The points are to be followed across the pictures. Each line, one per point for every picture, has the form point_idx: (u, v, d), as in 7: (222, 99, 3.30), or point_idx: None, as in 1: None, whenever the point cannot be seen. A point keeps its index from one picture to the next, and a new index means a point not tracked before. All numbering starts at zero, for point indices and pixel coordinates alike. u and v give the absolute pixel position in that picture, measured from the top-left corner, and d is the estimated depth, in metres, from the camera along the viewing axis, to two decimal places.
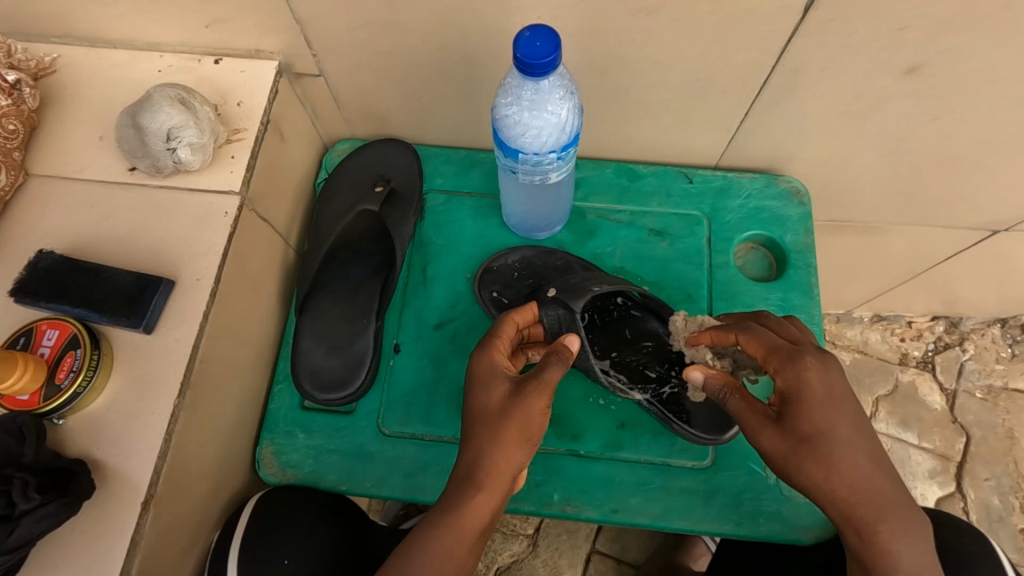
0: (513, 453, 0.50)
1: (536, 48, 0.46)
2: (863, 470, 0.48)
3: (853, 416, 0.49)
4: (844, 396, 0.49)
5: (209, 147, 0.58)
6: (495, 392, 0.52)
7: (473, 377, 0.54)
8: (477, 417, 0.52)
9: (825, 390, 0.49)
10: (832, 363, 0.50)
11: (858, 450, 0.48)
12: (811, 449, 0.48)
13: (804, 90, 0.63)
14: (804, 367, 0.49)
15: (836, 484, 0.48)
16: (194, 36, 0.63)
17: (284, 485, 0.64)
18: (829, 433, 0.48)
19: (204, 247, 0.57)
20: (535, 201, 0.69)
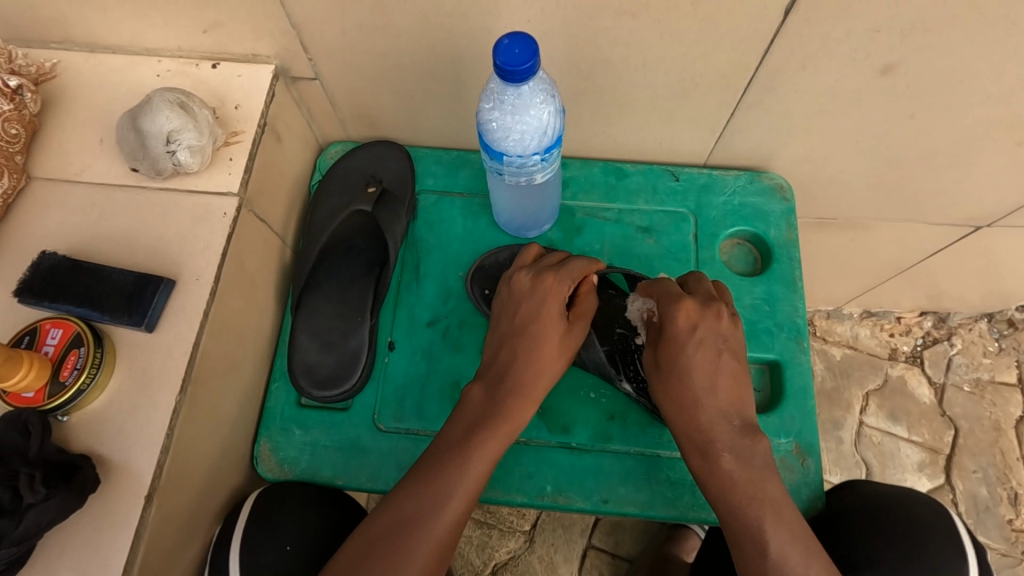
0: (513, 407, 0.59)
1: (515, 55, 0.48)
2: (727, 408, 0.59)
3: (710, 354, 0.60)
4: (714, 340, 0.61)
5: (208, 149, 0.59)
6: (559, 290, 0.62)
7: (554, 274, 0.62)
8: (542, 308, 0.61)
9: (684, 328, 0.61)
10: (713, 312, 0.61)
11: (702, 379, 0.60)
12: (671, 370, 0.61)
13: (787, 90, 0.65)
14: (682, 305, 0.61)
15: (699, 417, 0.59)
16: (192, 41, 0.65)
17: (281, 481, 0.65)
18: (676, 360, 0.61)
19: (203, 246, 0.58)
20: (525, 199, 0.70)
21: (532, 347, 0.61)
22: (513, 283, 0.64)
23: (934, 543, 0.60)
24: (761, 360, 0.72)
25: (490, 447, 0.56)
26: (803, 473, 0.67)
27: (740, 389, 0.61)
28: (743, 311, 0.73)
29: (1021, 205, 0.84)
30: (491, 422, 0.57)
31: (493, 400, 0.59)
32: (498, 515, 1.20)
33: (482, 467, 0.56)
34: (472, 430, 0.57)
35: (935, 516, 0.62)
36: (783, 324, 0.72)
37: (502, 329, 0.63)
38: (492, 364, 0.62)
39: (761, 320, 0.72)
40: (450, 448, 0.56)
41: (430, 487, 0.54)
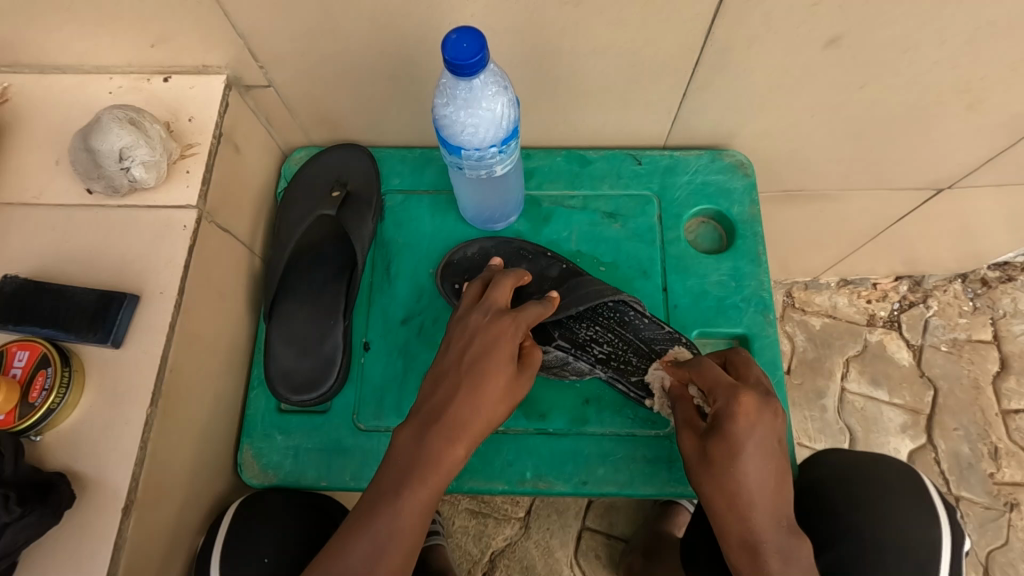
0: (441, 454, 0.56)
1: (464, 49, 0.48)
2: (774, 510, 0.54)
3: (764, 450, 0.54)
4: (770, 439, 0.55)
5: (162, 164, 0.59)
6: (511, 332, 0.60)
7: (508, 318, 0.60)
8: (493, 348, 0.59)
9: (744, 425, 0.54)
10: (771, 411, 0.55)
11: (755, 476, 0.54)
12: (720, 474, 0.54)
13: (736, 68, 0.66)
14: (739, 403, 0.55)
15: (741, 503, 0.54)
16: (141, 56, 0.65)
17: (266, 486, 0.66)
18: (730, 462, 0.54)
19: (165, 260, 0.58)
20: (487, 193, 0.71)
21: (474, 390, 0.57)
22: (467, 322, 0.61)
23: (888, 499, 0.63)
24: (729, 335, 0.73)
25: (417, 499, 0.54)
26: None
27: (782, 487, 0.55)
28: (710, 288, 0.74)
29: (978, 165, 0.86)
30: (419, 470, 0.55)
31: (420, 446, 0.56)
32: (492, 504, 1.22)
33: (412, 518, 0.54)
34: (404, 480, 0.55)
35: (903, 484, 0.64)
36: (750, 298, 0.73)
37: (447, 365, 0.59)
38: (426, 405, 0.58)
39: (729, 295, 0.74)
40: (380, 501, 0.55)
41: (363, 542, 0.53)
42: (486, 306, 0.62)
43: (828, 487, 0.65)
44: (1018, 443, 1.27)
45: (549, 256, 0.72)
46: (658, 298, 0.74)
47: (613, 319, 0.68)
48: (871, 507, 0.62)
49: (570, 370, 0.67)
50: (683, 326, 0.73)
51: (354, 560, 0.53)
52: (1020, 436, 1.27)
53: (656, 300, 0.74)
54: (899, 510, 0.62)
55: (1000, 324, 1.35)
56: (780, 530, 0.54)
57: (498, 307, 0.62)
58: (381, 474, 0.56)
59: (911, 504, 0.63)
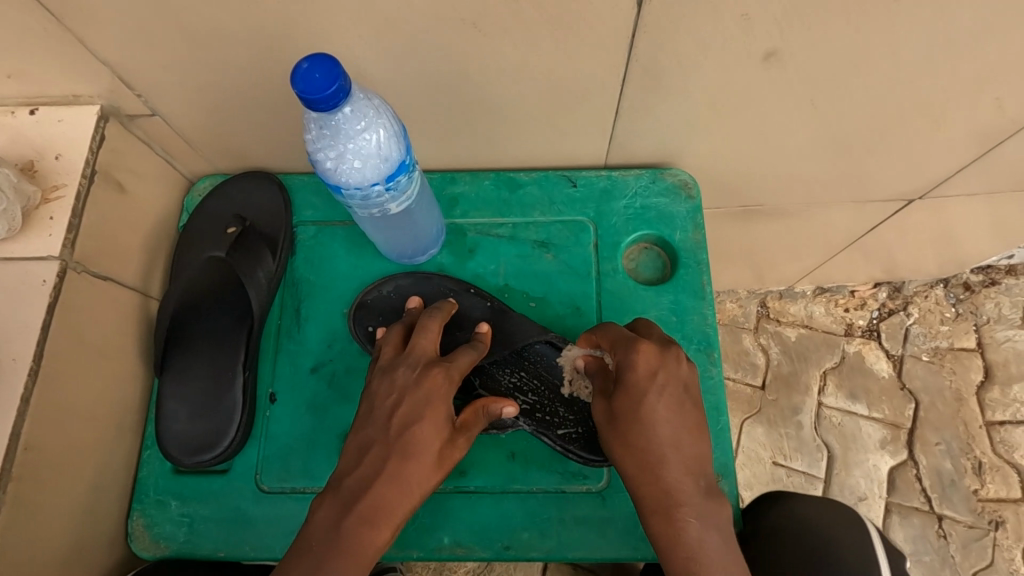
0: (362, 537, 0.47)
1: (315, 81, 0.41)
2: (696, 467, 0.52)
3: (672, 401, 0.53)
4: (672, 386, 0.54)
5: (15, 211, 0.53)
6: (443, 390, 0.53)
7: (441, 370, 0.54)
8: (425, 410, 0.52)
9: (643, 373, 0.53)
10: (673, 356, 0.55)
11: (664, 433, 0.52)
12: (632, 434, 0.52)
13: (667, 85, 0.59)
14: (639, 348, 0.54)
15: (666, 474, 0.51)
16: (0, 88, 0.58)
17: (158, 559, 0.60)
18: (637, 410, 0.53)
19: (20, 322, 0.52)
20: (398, 236, 0.64)
21: (403, 457, 0.50)
22: (395, 377, 0.54)
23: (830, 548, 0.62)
24: None
25: None
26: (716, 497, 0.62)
27: (700, 442, 0.54)
28: None
29: (948, 175, 0.79)
30: (337, 558, 0.46)
31: (339, 527, 0.47)
32: None
33: None
34: (315, 572, 0.45)
35: (847, 532, 0.63)
36: (693, 335, 0.67)
37: (373, 432, 0.52)
38: (347, 477, 0.50)
39: (668, 332, 0.67)
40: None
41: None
42: (415, 359, 0.54)
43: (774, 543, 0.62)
44: (1003, 457, 1.21)
45: (473, 293, 0.66)
46: None
47: (539, 365, 0.63)
48: (808, 555, 0.61)
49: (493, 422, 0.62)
50: None
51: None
52: (1005, 449, 1.21)
53: None
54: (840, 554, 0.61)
55: (983, 330, 1.29)
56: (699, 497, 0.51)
57: (427, 361, 0.55)
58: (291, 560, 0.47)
59: (858, 541, 0.63)
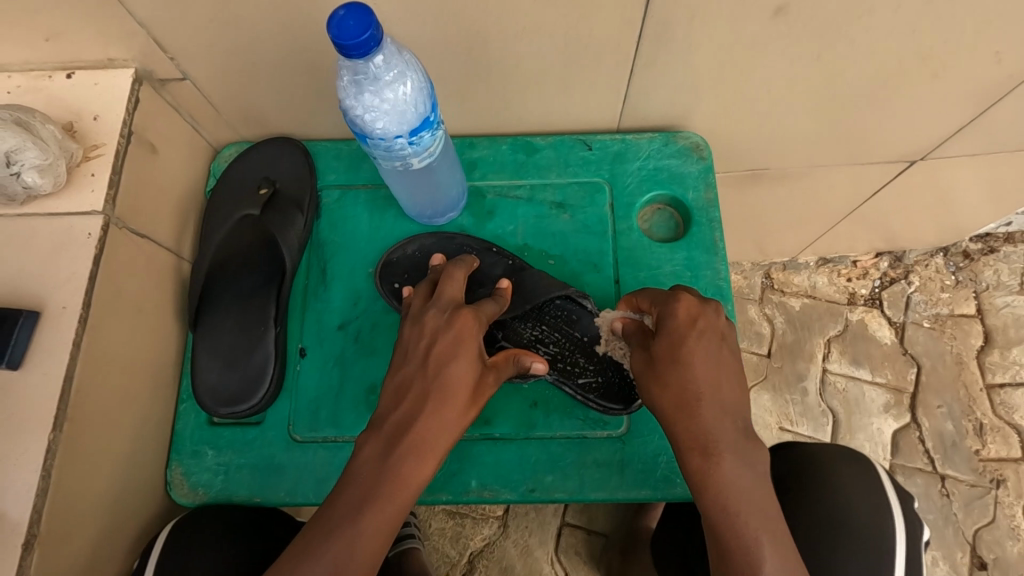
0: (406, 468, 0.52)
1: (348, 28, 0.43)
2: (729, 410, 0.52)
3: (711, 352, 0.54)
4: (713, 341, 0.54)
5: (59, 168, 0.55)
6: (473, 328, 0.57)
7: (472, 313, 0.58)
8: (459, 351, 0.55)
9: (685, 320, 0.55)
10: (714, 307, 0.56)
11: (704, 379, 0.52)
12: (671, 377, 0.53)
13: (682, 42, 0.61)
14: (680, 298, 0.56)
15: (702, 412, 0.51)
16: (38, 52, 0.60)
17: (197, 505, 0.63)
18: (677, 360, 0.53)
19: (66, 273, 0.54)
20: (420, 186, 0.67)
21: (441, 395, 0.54)
22: (427, 322, 0.58)
23: (847, 486, 0.61)
24: None
25: (382, 518, 0.50)
26: None
27: (733, 391, 0.53)
28: (663, 280, 0.70)
29: (948, 135, 0.82)
30: (387, 487, 0.51)
31: (383, 460, 0.52)
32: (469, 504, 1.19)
33: (375, 539, 0.49)
34: (362, 500, 0.50)
35: (862, 483, 0.61)
36: (706, 289, 0.70)
37: (410, 372, 0.55)
38: (388, 417, 0.54)
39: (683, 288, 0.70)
40: (343, 520, 0.50)
41: (320, 565, 0.47)
42: (445, 303, 0.58)
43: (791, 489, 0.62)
44: (1003, 418, 1.24)
45: (494, 252, 0.68)
46: (610, 293, 0.70)
47: (559, 318, 0.65)
48: (824, 494, 0.61)
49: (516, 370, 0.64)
50: None
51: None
52: (1005, 411, 1.24)
53: (606, 294, 0.70)
54: (856, 487, 0.61)
55: (983, 297, 1.32)
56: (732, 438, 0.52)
57: (456, 305, 0.59)
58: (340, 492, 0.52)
59: (868, 472, 0.62)
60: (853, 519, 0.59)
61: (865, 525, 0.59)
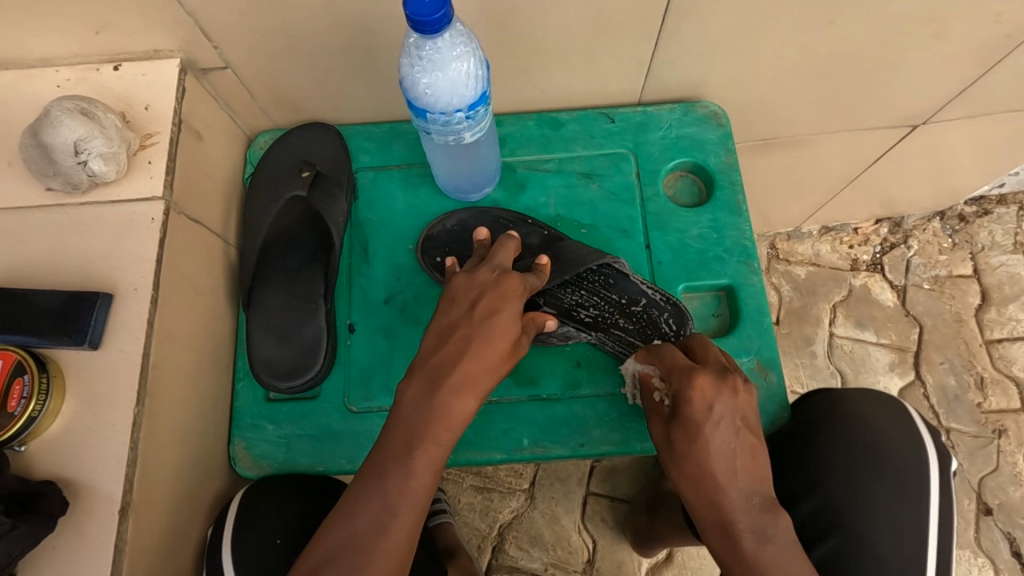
0: (448, 406, 0.56)
1: (425, 4, 0.46)
2: (746, 489, 0.58)
3: (729, 432, 0.59)
4: (731, 418, 0.59)
5: (121, 156, 0.58)
6: (518, 290, 0.61)
7: (518, 276, 0.62)
8: (503, 305, 0.59)
9: (700, 407, 0.59)
10: (728, 388, 0.59)
11: (722, 463, 0.58)
12: (686, 460, 0.59)
13: (705, 14, 0.64)
14: (695, 385, 0.59)
15: (721, 499, 0.58)
16: (87, 45, 0.62)
17: (262, 477, 0.66)
18: (695, 442, 0.59)
19: (135, 256, 0.57)
20: (458, 162, 0.70)
21: (484, 343, 0.58)
22: (476, 276, 0.62)
23: (871, 430, 0.64)
24: (714, 286, 0.73)
25: (433, 455, 0.55)
26: (766, 387, 0.67)
27: (757, 465, 0.59)
28: (691, 242, 0.74)
29: (950, 98, 0.86)
30: (436, 423, 0.55)
31: (431, 399, 0.56)
32: (496, 479, 1.22)
33: (428, 477, 0.55)
34: (411, 441, 0.55)
35: (893, 421, 0.65)
36: (733, 248, 0.73)
37: (455, 318, 0.59)
38: (431, 358, 0.58)
39: (710, 247, 0.73)
40: (394, 460, 0.55)
41: (378, 502, 0.53)
42: (495, 263, 0.63)
43: (823, 443, 0.64)
44: (1002, 371, 1.30)
45: (529, 223, 0.71)
46: (640, 256, 0.74)
47: (598, 282, 0.68)
48: (852, 442, 0.64)
49: (558, 336, 0.67)
50: (667, 282, 0.72)
51: (361, 524, 0.53)
52: (1004, 363, 1.30)
53: (637, 258, 0.73)
54: (879, 425, 0.64)
55: (979, 257, 1.37)
56: (756, 514, 0.57)
57: (504, 267, 0.63)
58: (389, 433, 0.56)
59: (888, 410, 0.65)
60: (885, 455, 0.63)
61: (898, 462, 0.62)
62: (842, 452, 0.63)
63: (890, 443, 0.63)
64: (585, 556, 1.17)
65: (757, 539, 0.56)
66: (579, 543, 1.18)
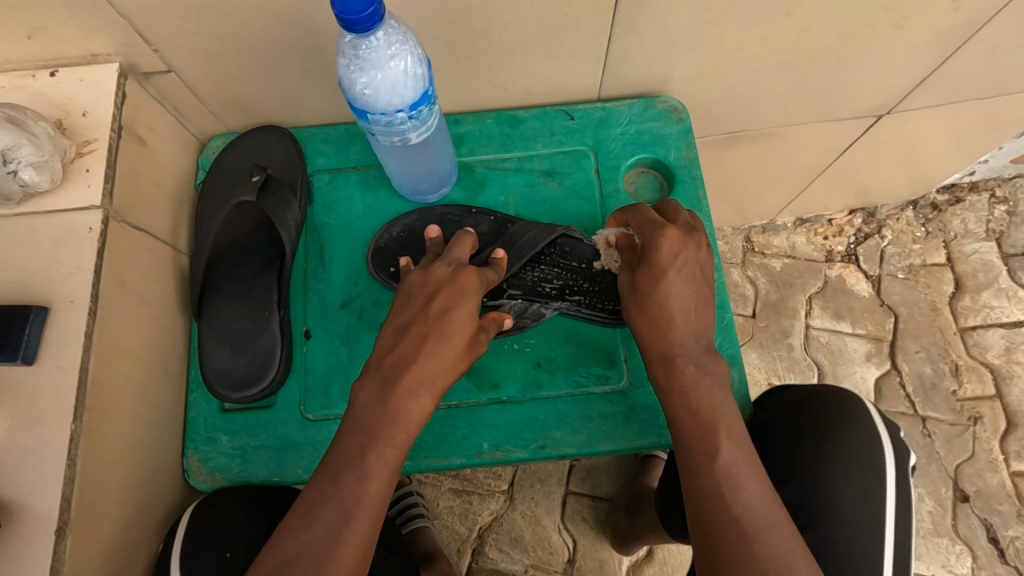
0: (403, 407, 0.55)
1: (353, 2, 0.44)
2: (696, 329, 0.60)
3: (689, 278, 0.60)
4: (693, 266, 0.61)
5: (55, 164, 0.56)
6: (475, 285, 0.60)
7: (475, 271, 0.61)
8: (460, 300, 0.58)
9: (666, 254, 0.60)
10: (694, 241, 0.61)
11: (678, 304, 0.59)
12: (647, 300, 0.60)
13: (656, 6, 0.63)
14: (665, 234, 0.60)
15: (671, 334, 0.59)
16: (20, 51, 0.60)
17: (216, 489, 0.64)
18: (657, 283, 0.60)
19: (72, 268, 0.55)
20: (412, 162, 0.68)
21: (440, 340, 0.57)
22: (431, 271, 0.61)
23: (838, 428, 0.63)
24: None
25: (385, 460, 0.54)
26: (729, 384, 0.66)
27: (705, 312, 0.61)
28: None
29: (912, 86, 0.85)
30: (389, 426, 0.54)
31: (386, 400, 0.55)
32: (475, 481, 1.21)
33: (380, 483, 0.54)
34: (365, 448, 0.54)
35: (850, 415, 0.64)
36: None
37: (411, 316, 0.58)
38: (387, 358, 0.57)
39: None
40: (345, 467, 0.53)
41: (329, 509, 0.52)
42: (451, 258, 0.62)
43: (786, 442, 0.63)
44: (978, 359, 1.30)
45: (475, 213, 0.71)
46: None
47: (555, 256, 0.69)
48: (813, 439, 0.63)
49: (530, 316, 0.67)
50: None
51: (315, 531, 0.52)
52: (979, 351, 1.30)
53: None
54: (843, 423, 0.63)
55: (952, 246, 1.38)
56: (701, 351, 0.59)
57: (461, 262, 0.62)
58: (340, 441, 0.55)
59: (848, 405, 0.65)
60: (847, 452, 0.62)
61: (859, 458, 0.62)
62: (805, 449, 0.63)
63: (853, 441, 0.62)
64: (566, 555, 1.16)
65: (697, 369, 0.58)
66: (560, 543, 1.17)
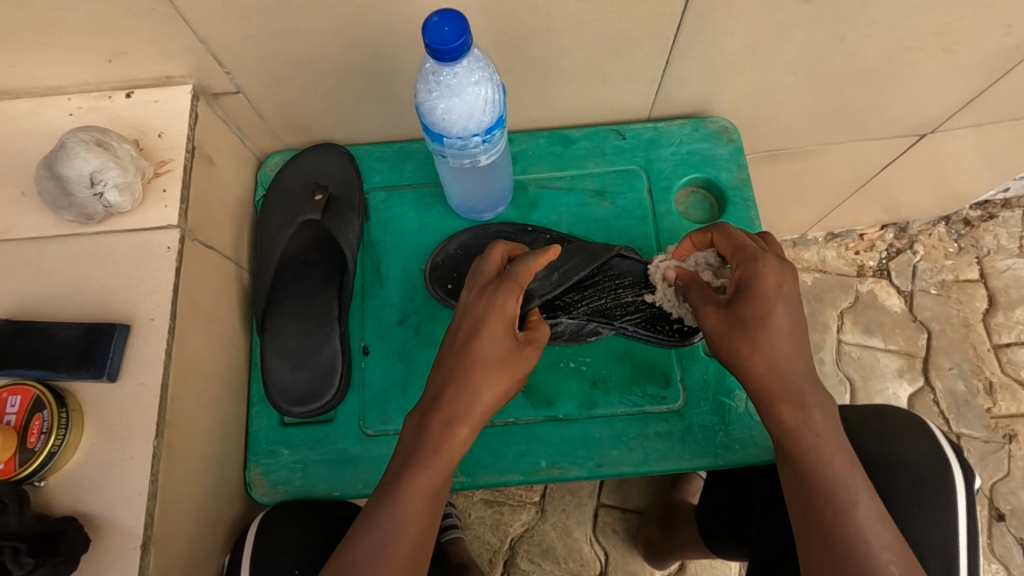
0: (438, 438, 0.54)
1: (444, 33, 0.46)
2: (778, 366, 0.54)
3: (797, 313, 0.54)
4: (790, 294, 0.55)
5: (136, 185, 0.57)
6: (504, 299, 0.58)
7: (499, 287, 0.59)
8: (482, 326, 0.57)
9: (773, 288, 0.54)
10: (790, 268, 0.56)
11: (785, 341, 0.54)
12: (749, 341, 0.54)
13: (717, 31, 0.64)
14: (763, 267, 0.55)
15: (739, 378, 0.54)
16: (98, 74, 0.61)
17: (277, 502, 0.65)
18: (766, 320, 0.54)
19: (152, 286, 0.56)
20: (472, 183, 0.69)
21: (466, 369, 0.56)
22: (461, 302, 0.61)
23: (898, 451, 0.64)
24: None
25: (425, 482, 0.53)
26: None
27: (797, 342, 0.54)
28: None
29: (958, 108, 0.86)
30: (421, 454, 0.54)
31: (423, 434, 0.55)
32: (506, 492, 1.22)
33: (416, 505, 0.53)
34: (402, 472, 0.54)
35: (912, 437, 0.64)
36: None
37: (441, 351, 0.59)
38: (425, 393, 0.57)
39: None
40: (389, 489, 0.53)
41: (379, 527, 0.52)
42: (474, 283, 0.61)
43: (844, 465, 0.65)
44: (1011, 376, 1.29)
45: (530, 232, 0.72)
46: None
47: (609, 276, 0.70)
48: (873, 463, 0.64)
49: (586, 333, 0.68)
50: None
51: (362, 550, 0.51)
52: (1013, 368, 1.30)
53: None
54: (905, 446, 0.64)
55: (985, 262, 1.37)
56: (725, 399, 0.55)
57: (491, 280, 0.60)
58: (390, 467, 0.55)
59: (909, 427, 0.65)
60: (911, 476, 0.63)
61: (923, 480, 0.62)
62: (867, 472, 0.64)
63: (915, 464, 0.63)
64: (597, 567, 1.17)
65: None
66: (591, 555, 1.18)
